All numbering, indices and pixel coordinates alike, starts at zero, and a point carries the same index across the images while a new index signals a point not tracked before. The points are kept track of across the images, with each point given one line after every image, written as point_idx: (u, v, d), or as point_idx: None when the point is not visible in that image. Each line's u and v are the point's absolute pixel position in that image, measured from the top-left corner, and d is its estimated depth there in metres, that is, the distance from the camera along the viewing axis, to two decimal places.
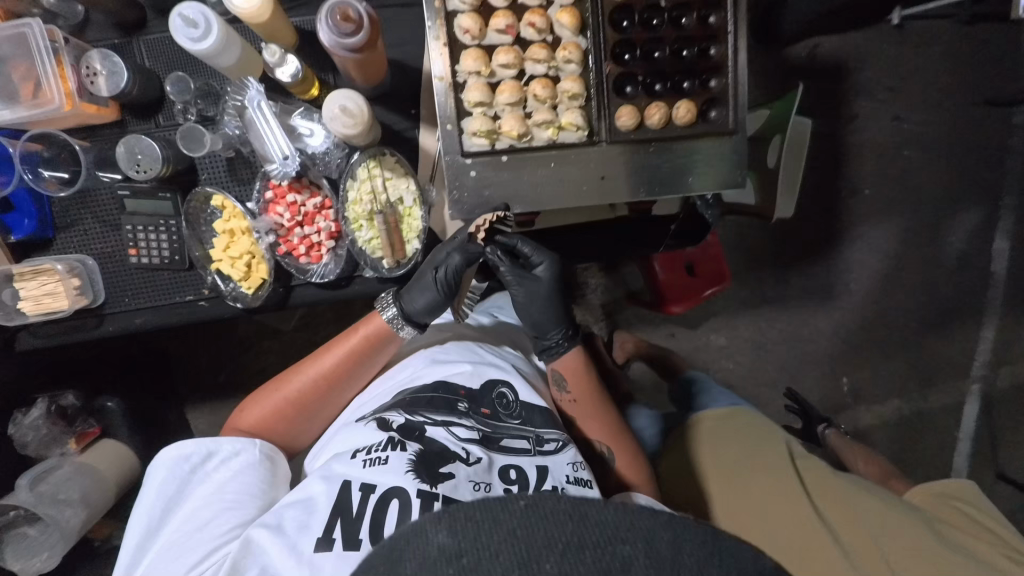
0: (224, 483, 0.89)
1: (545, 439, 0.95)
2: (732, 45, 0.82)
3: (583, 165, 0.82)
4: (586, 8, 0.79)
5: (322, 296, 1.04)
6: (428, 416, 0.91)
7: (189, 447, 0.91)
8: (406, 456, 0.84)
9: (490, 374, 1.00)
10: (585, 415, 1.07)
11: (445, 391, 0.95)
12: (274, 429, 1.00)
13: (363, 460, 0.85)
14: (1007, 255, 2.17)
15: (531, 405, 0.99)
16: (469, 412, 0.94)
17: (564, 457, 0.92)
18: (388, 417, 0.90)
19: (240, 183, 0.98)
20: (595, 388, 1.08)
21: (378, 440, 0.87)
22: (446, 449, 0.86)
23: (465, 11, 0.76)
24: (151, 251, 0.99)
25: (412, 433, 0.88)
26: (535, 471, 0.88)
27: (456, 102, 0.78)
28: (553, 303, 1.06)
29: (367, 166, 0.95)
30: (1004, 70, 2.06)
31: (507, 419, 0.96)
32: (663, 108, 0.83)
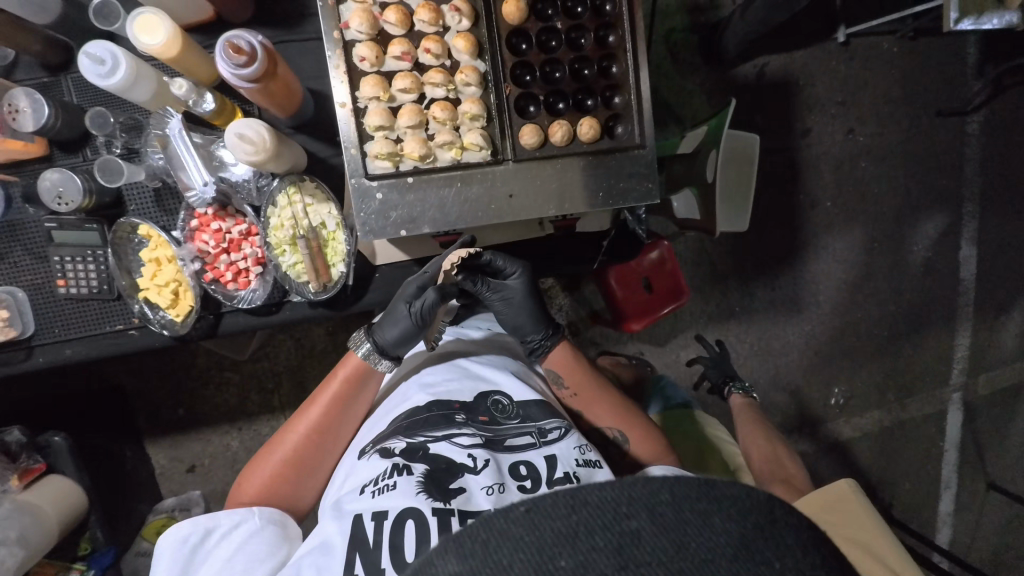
0: (232, 552, 0.86)
1: (547, 429, 0.91)
2: (630, 63, 0.85)
3: (488, 185, 0.85)
4: (483, 33, 0.82)
5: (253, 322, 1.04)
6: (428, 433, 0.87)
7: (188, 527, 0.88)
8: (414, 479, 0.80)
9: (483, 383, 0.96)
10: (589, 402, 1.08)
11: (439, 407, 0.90)
12: (276, 496, 0.96)
13: (372, 491, 0.81)
14: (974, 261, 2.19)
15: (528, 402, 0.95)
16: (468, 422, 0.90)
17: (570, 442, 0.89)
18: (387, 444, 0.86)
19: (166, 213, 1.00)
20: (590, 375, 1.10)
21: (382, 468, 0.83)
22: (452, 463, 0.83)
23: (362, 40, 0.78)
24: (79, 282, 1.00)
25: (416, 454, 0.84)
26: (545, 463, 0.85)
27: (358, 127, 0.80)
28: (531, 307, 1.07)
29: (287, 192, 0.97)
30: (954, 80, 2.10)
31: (505, 420, 0.92)
32: (565, 125, 0.84)
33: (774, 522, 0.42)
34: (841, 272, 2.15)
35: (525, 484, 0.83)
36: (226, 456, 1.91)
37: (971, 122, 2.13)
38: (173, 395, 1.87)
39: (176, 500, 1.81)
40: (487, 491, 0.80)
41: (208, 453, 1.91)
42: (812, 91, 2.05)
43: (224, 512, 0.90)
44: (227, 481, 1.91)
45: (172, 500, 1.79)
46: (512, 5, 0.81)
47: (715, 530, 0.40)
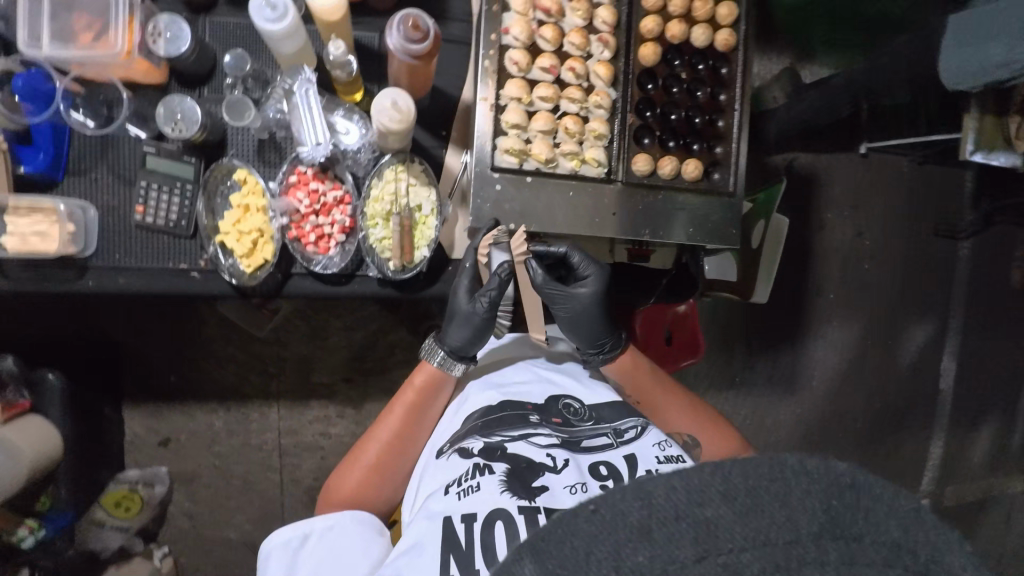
0: (331, 554, 0.82)
1: (622, 429, 0.88)
2: (737, 120, 0.95)
3: (597, 200, 0.90)
4: (620, 66, 0.91)
5: (317, 290, 1.03)
6: (504, 433, 0.84)
7: (288, 530, 0.84)
8: (497, 478, 0.76)
9: (551, 386, 0.95)
10: (659, 408, 1.02)
11: (513, 407, 0.88)
12: (366, 505, 0.91)
13: (457, 492, 0.77)
14: (954, 374, 2.34)
15: (600, 406, 0.93)
16: (543, 422, 0.87)
17: (647, 441, 0.85)
18: (465, 444, 0.84)
19: (265, 164, 1.02)
20: (656, 377, 1.03)
21: (464, 469, 0.80)
22: (532, 461, 0.80)
23: (516, 47, 0.86)
24: (157, 212, 0.98)
25: (494, 454, 0.81)
26: (625, 462, 0.81)
27: (494, 121, 0.86)
28: (602, 317, 0.97)
29: (394, 168, 1.00)
30: (952, 207, 2.33)
31: (580, 423, 0.89)
32: (674, 161, 0.92)
33: (858, 489, 0.44)
34: (835, 362, 2.27)
35: (607, 482, 0.78)
36: (205, 435, 1.81)
37: (962, 248, 2.35)
38: (167, 359, 1.78)
39: (140, 473, 1.74)
40: (570, 490, 0.76)
41: (187, 428, 1.80)
42: (831, 191, 2.24)
43: (318, 516, 0.87)
44: (199, 462, 1.81)
45: (136, 472, 1.74)
46: (649, 49, 0.91)
47: (795, 508, 0.42)
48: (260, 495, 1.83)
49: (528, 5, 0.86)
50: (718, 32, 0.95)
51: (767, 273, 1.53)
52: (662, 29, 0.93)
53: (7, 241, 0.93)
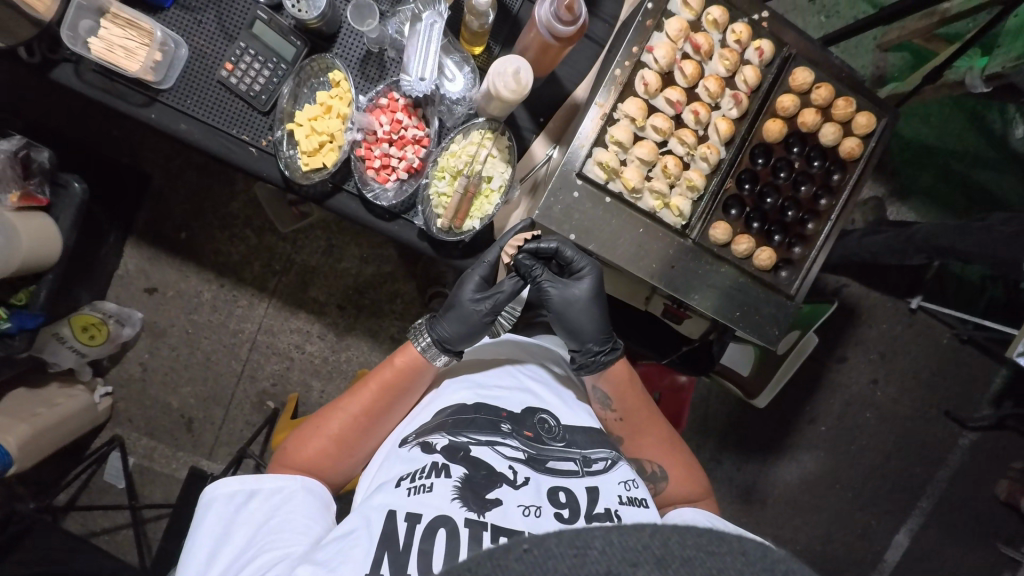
0: (274, 519, 0.75)
1: (591, 460, 0.84)
2: (827, 229, 0.92)
3: (666, 249, 0.88)
4: (740, 130, 0.89)
5: (360, 215, 1.01)
6: (472, 435, 0.80)
7: (236, 483, 0.79)
8: (451, 483, 0.74)
9: (531, 397, 0.90)
10: (637, 431, 0.95)
11: (487, 411, 0.84)
12: (318, 479, 0.85)
13: (407, 488, 0.74)
14: (902, 550, 2.30)
15: (575, 429, 0.88)
16: (514, 433, 0.83)
17: (614, 477, 0.82)
18: (428, 439, 0.80)
19: (363, 76, 0.99)
20: (643, 399, 0.96)
21: (421, 465, 0.77)
22: (492, 471, 0.77)
23: (652, 68, 0.84)
24: (244, 76, 0.97)
25: (455, 455, 0.77)
26: (586, 495, 0.78)
27: (599, 130, 0.84)
28: (593, 311, 0.86)
29: (482, 133, 0.98)
30: (971, 396, 2.28)
31: (550, 442, 0.84)
32: (751, 242, 0.90)
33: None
34: (797, 490, 2.23)
35: (562, 511, 0.75)
36: (190, 300, 1.81)
37: (964, 437, 2.30)
38: (185, 214, 1.78)
39: (117, 309, 1.74)
40: (523, 511, 0.73)
41: (177, 286, 1.81)
42: (867, 331, 2.19)
43: (270, 475, 0.81)
44: (173, 322, 1.82)
45: (114, 307, 1.73)
46: (776, 125, 0.88)
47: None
48: (215, 376, 1.84)
49: (682, 33, 0.84)
50: (846, 138, 0.91)
51: (774, 386, 1.48)
52: (797, 112, 0.89)
53: (94, 43, 0.91)
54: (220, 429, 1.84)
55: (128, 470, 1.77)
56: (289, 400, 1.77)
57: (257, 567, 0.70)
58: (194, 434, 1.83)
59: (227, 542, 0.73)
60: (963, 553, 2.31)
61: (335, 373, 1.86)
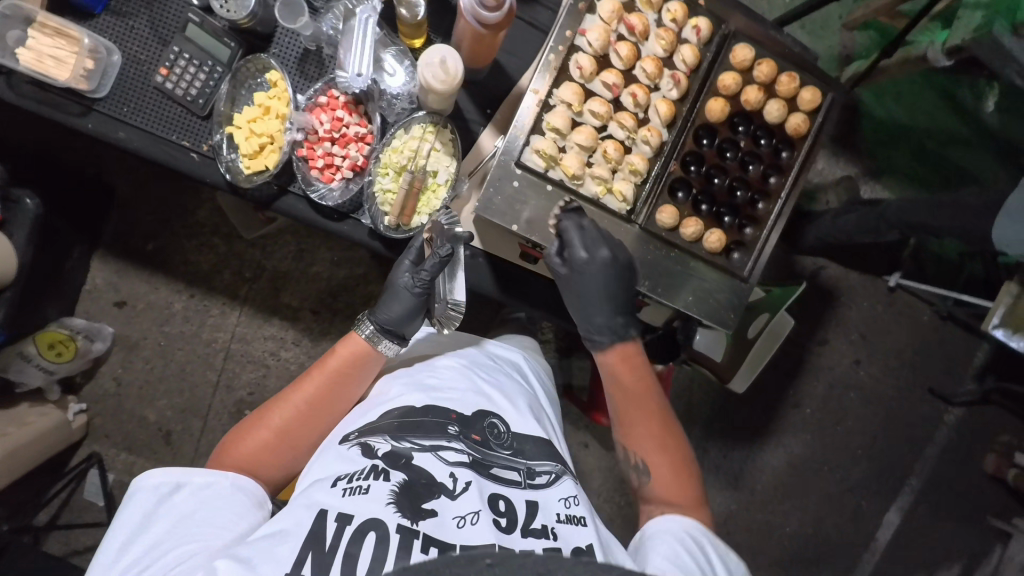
0: (196, 514, 0.74)
1: (536, 472, 0.84)
2: (778, 208, 0.90)
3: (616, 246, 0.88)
4: (682, 111, 0.87)
5: (307, 216, 1.00)
6: (416, 440, 0.80)
7: (163, 475, 0.77)
8: (389, 487, 0.74)
9: (483, 399, 0.89)
10: (631, 419, 0.87)
11: (435, 414, 0.84)
12: (260, 475, 0.83)
13: (343, 488, 0.74)
14: (894, 529, 2.30)
15: (524, 437, 0.87)
16: (460, 436, 0.82)
17: (556, 494, 0.82)
18: (371, 441, 0.80)
19: (302, 75, 0.98)
20: (644, 390, 0.88)
21: (360, 468, 0.77)
22: (431, 479, 0.77)
23: (587, 52, 0.82)
24: (180, 80, 0.96)
25: (397, 462, 0.77)
26: (525, 508, 0.78)
27: (537, 118, 0.82)
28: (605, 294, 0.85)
29: (424, 127, 0.96)
30: (955, 372, 2.28)
31: (497, 449, 0.84)
32: (699, 225, 0.88)
33: None
34: (785, 474, 2.23)
35: (500, 520, 0.76)
36: (161, 311, 1.80)
37: (950, 413, 2.30)
38: (151, 226, 1.77)
39: (87, 324, 1.72)
40: (457, 522, 0.74)
41: (147, 298, 1.79)
42: (847, 312, 2.19)
43: (200, 470, 0.79)
44: (145, 335, 1.80)
45: (82, 322, 1.71)
46: (718, 104, 0.86)
47: None
48: (191, 388, 1.82)
49: (615, 15, 0.82)
50: (792, 114, 0.90)
51: (749, 369, 1.47)
52: (739, 90, 0.88)
53: (22, 53, 0.89)
54: (199, 441, 1.82)
55: (106, 487, 1.75)
56: None
57: (169, 563, 0.69)
58: (172, 447, 1.81)
59: (148, 535, 0.72)
60: (954, 529, 2.32)
61: None
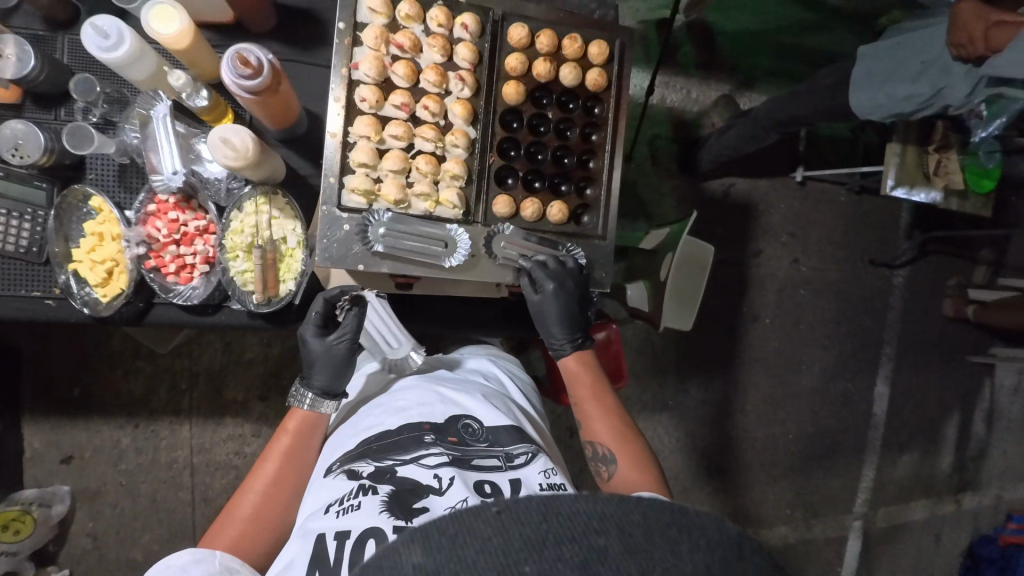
0: None
1: (514, 455, 0.90)
2: (607, 161, 0.93)
3: (467, 254, 0.87)
4: (480, 104, 0.89)
5: (185, 319, 1.00)
6: (396, 456, 0.86)
7: None
8: (378, 499, 0.79)
9: (453, 405, 0.96)
10: (589, 417, 0.89)
11: (410, 429, 0.90)
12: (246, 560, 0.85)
13: (336, 511, 0.80)
14: (887, 399, 2.39)
15: (498, 427, 0.93)
16: (437, 441, 0.89)
17: (535, 468, 0.88)
18: (355, 467, 0.86)
19: (126, 190, 0.98)
20: (603, 392, 0.91)
21: (348, 490, 0.82)
22: (418, 483, 0.82)
23: (367, 83, 0.84)
24: (5, 238, 0.94)
25: (383, 476, 0.83)
26: (509, 485, 0.84)
27: (342, 160, 0.83)
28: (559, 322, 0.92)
29: (256, 201, 0.96)
30: (888, 237, 2.37)
31: (474, 442, 0.90)
32: (537, 203, 0.90)
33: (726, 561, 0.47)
34: (768, 385, 2.29)
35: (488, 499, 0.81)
36: (111, 452, 1.76)
37: (897, 276, 2.39)
38: (71, 374, 1.73)
39: (39, 492, 1.68)
40: (449, 510, 0.78)
41: (92, 445, 1.75)
42: (768, 218, 2.26)
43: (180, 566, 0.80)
44: (104, 480, 1.75)
45: (34, 492, 1.67)
46: (513, 87, 0.89)
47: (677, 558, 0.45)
48: (168, 515, 1.78)
49: (381, 39, 0.83)
50: (588, 71, 0.93)
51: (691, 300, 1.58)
52: (528, 67, 0.90)
53: None
54: None
55: None
56: None
57: None
58: None
59: None
60: (936, 378, 2.42)
61: None
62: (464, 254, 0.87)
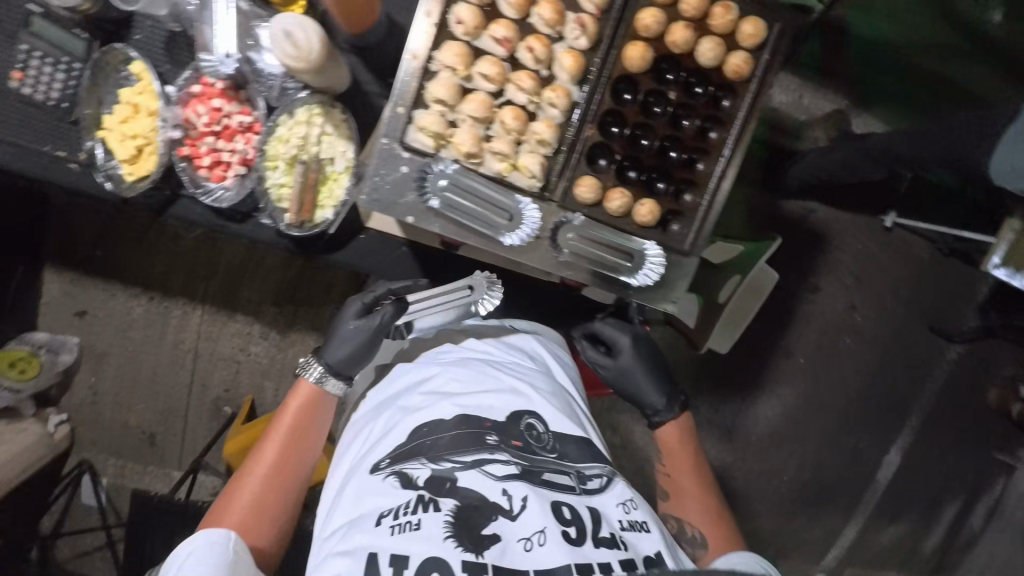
0: None
1: (585, 474, 0.87)
2: (720, 168, 0.79)
3: (528, 235, 0.75)
4: (593, 62, 0.76)
5: (207, 221, 0.91)
6: (457, 460, 0.81)
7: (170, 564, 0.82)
8: (442, 517, 0.76)
9: (515, 401, 0.88)
10: (682, 491, 1.03)
11: (471, 425, 0.84)
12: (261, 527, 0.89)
13: (392, 525, 0.76)
14: (893, 469, 2.22)
15: (563, 436, 0.88)
16: (501, 446, 0.83)
17: (608, 495, 0.86)
18: (408, 470, 0.81)
19: (172, 63, 0.88)
20: (695, 467, 1.05)
21: (405, 500, 0.78)
22: (484, 499, 0.79)
23: (471, 5, 0.71)
24: (36, 84, 0.85)
25: (443, 487, 0.79)
26: (584, 512, 0.81)
27: (417, 89, 0.72)
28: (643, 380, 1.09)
29: (310, 109, 0.85)
30: (960, 308, 2.15)
31: (540, 452, 0.85)
32: (626, 197, 0.78)
33: None
34: (781, 424, 2.19)
35: (567, 529, 0.78)
36: (122, 319, 1.77)
37: (952, 351, 2.18)
38: (95, 233, 1.70)
39: (49, 338, 1.70)
40: (523, 541, 0.76)
41: (106, 306, 1.75)
42: (840, 255, 2.07)
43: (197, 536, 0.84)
44: (111, 343, 1.78)
45: (44, 336, 1.69)
46: (638, 50, 0.74)
47: None
48: (166, 391, 1.81)
49: None
50: (732, 53, 0.77)
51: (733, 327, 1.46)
52: (662, 30, 0.75)
53: None
54: (183, 440, 1.84)
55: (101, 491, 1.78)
56: (243, 404, 1.76)
57: None
58: (159, 447, 1.83)
59: None
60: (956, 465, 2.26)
61: (284, 372, 1.82)
62: (526, 233, 0.75)
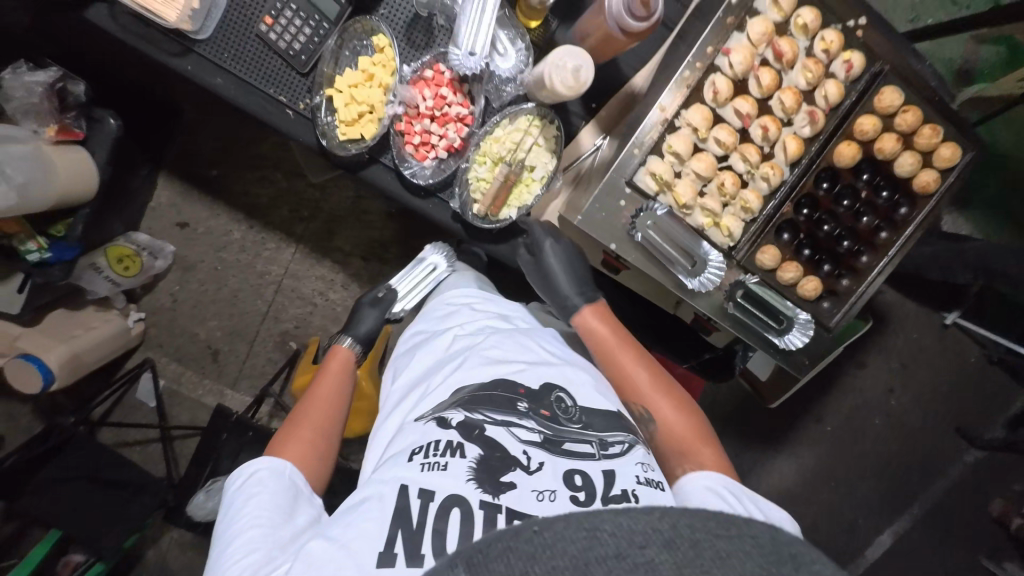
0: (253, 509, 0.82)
1: (608, 442, 0.81)
2: (882, 263, 1.02)
3: (707, 283, 0.96)
4: (809, 154, 1.00)
5: (396, 189, 0.98)
6: (488, 414, 0.80)
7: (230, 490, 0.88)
8: (466, 463, 0.74)
9: (550, 375, 0.89)
10: (633, 381, 0.95)
11: (503, 389, 0.84)
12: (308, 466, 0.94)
13: (421, 463, 0.75)
14: (883, 547, 2.28)
15: (592, 410, 0.85)
16: (530, 412, 0.81)
17: (631, 458, 0.79)
18: (445, 415, 0.81)
19: (409, 44, 0.95)
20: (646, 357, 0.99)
21: (435, 441, 0.77)
22: (506, 452, 0.75)
23: (725, 82, 0.96)
24: (284, 31, 0.92)
25: (472, 434, 0.77)
26: (602, 477, 0.74)
27: (659, 139, 0.96)
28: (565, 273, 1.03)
29: (530, 120, 0.94)
30: (987, 416, 2.24)
31: (567, 422, 0.82)
32: (797, 270, 1.02)
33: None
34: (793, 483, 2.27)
35: (578, 494, 0.72)
36: (219, 238, 1.84)
37: (969, 454, 2.27)
38: (216, 153, 1.77)
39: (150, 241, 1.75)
40: (537, 496, 0.71)
41: (207, 223, 1.83)
42: (892, 339, 2.16)
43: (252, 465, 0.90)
44: (202, 257, 1.85)
45: (146, 240, 1.72)
46: (850, 151, 1.00)
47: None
48: (241, 313, 1.89)
49: (764, 39, 0.96)
50: (925, 171, 1.02)
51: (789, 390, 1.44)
52: (875, 138, 1.01)
53: None
54: (244, 364, 1.91)
55: (158, 392, 1.84)
56: (311, 343, 1.83)
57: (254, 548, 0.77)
58: (220, 365, 1.90)
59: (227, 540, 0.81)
60: None
61: None
62: (705, 281, 0.97)
